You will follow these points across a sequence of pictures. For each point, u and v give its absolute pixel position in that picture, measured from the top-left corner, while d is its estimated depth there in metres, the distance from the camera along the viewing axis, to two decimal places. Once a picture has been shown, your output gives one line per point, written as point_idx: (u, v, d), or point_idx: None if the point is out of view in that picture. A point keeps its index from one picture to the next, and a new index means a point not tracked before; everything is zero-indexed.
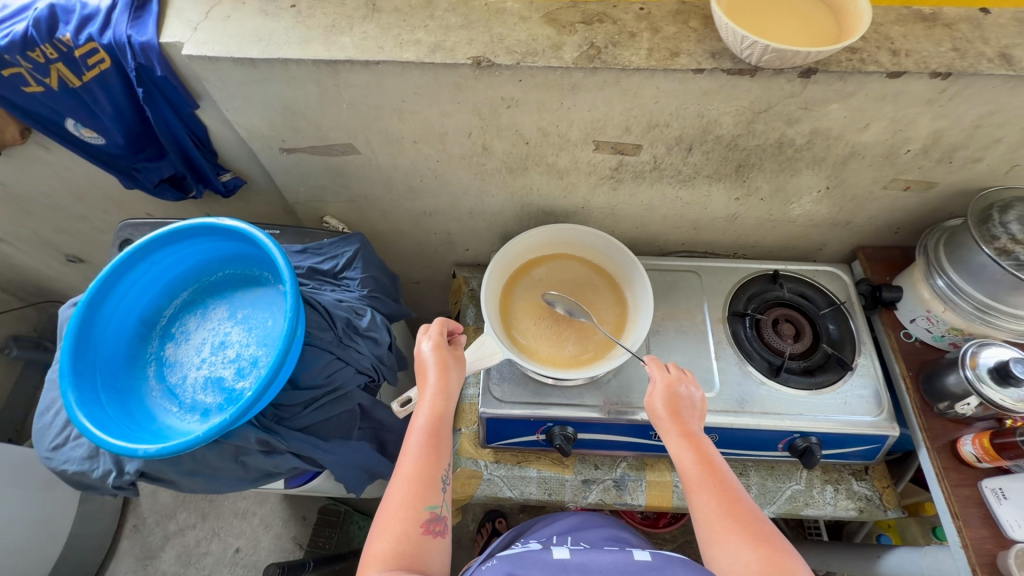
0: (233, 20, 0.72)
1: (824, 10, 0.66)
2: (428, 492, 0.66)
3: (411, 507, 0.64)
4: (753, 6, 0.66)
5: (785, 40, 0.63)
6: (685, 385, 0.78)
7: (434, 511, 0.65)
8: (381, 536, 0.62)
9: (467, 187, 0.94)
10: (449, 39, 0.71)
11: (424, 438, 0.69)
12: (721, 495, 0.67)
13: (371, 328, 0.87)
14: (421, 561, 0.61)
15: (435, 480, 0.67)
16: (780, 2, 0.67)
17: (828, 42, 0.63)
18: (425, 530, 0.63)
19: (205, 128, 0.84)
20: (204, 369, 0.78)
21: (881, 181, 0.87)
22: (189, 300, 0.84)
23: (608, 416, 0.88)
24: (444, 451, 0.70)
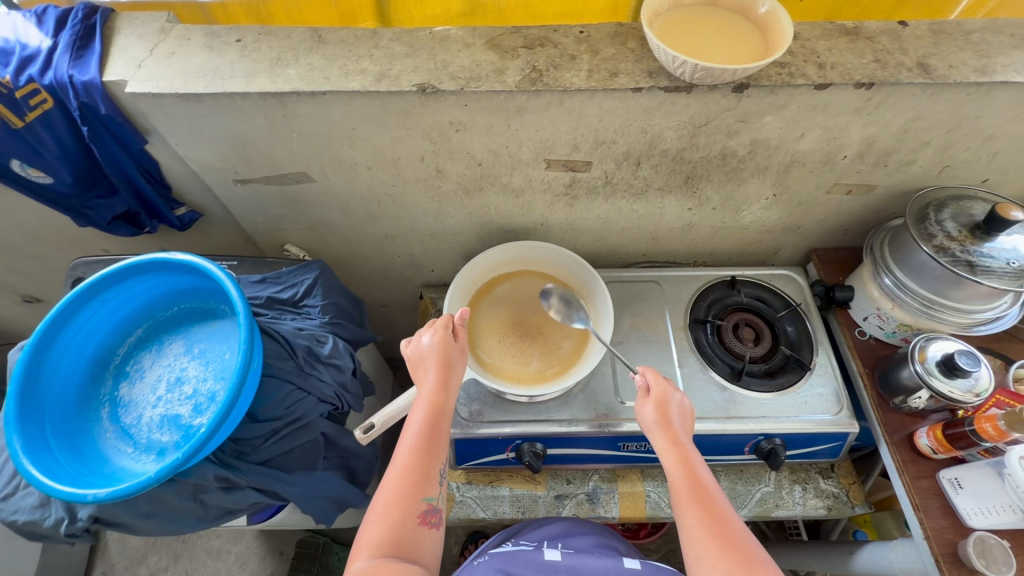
0: (178, 56, 0.72)
1: (750, 28, 0.69)
2: (424, 484, 0.67)
3: (407, 498, 0.65)
4: (684, 27, 0.69)
5: (715, 59, 0.66)
6: (674, 399, 0.78)
7: (430, 503, 0.66)
8: (377, 525, 0.63)
9: (425, 210, 0.95)
10: (393, 67, 0.72)
11: (423, 431, 0.69)
12: (708, 514, 0.66)
13: (334, 355, 0.86)
14: (413, 550, 0.63)
15: (432, 472, 0.68)
16: (709, 23, 0.70)
17: (755, 58, 0.66)
18: (420, 520, 0.65)
19: (156, 163, 0.83)
20: (160, 407, 0.77)
21: (824, 186, 0.91)
22: (144, 337, 0.82)
23: (596, 429, 0.89)
24: (442, 445, 0.70)
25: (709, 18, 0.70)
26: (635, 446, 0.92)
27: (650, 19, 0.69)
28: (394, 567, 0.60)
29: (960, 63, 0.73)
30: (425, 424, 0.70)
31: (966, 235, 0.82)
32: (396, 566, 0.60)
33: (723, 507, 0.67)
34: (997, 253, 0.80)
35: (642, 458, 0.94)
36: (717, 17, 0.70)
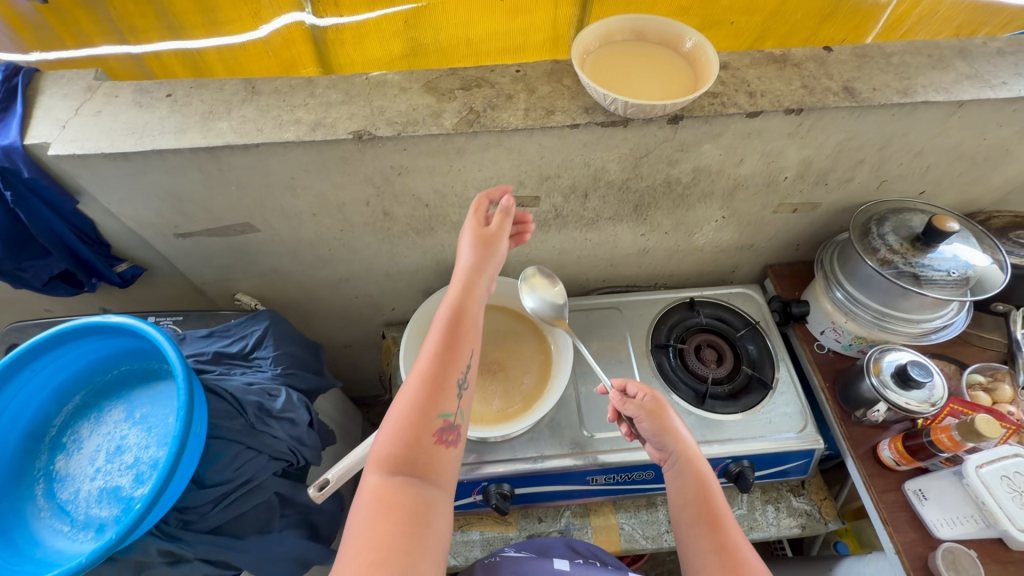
0: (105, 114, 0.71)
1: (679, 62, 0.71)
2: (440, 399, 0.62)
3: (421, 412, 0.61)
4: (616, 64, 0.70)
5: (649, 95, 0.67)
6: (676, 414, 0.77)
7: (447, 419, 0.62)
8: (388, 438, 0.60)
9: (377, 252, 0.93)
10: (329, 116, 0.71)
11: (442, 341, 0.65)
12: (725, 536, 0.66)
13: (287, 408, 0.83)
14: (428, 468, 0.59)
15: (449, 385, 0.63)
16: (640, 59, 0.71)
17: (685, 92, 0.68)
18: (436, 439, 0.61)
19: (91, 222, 0.80)
20: (99, 479, 0.72)
21: (770, 206, 0.92)
22: (82, 404, 0.78)
23: (576, 455, 0.88)
24: (463, 356, 0.66)
25: (640, 54, 0.71)
26: (604, 479, 0.90)
27: (581, 58, 0.70)
28: (406, 483, 0.56)
29: (883, 86, 0.75)
30: (444, 333, 0.66)
31: (908, 248, 0.83)
32: (409, 483, 0.57)
33: (739, 535, 0.67)
34: (938, 263, 0.81)
35: (612, 490, 0.93)
36: (646, 53, 0.72)
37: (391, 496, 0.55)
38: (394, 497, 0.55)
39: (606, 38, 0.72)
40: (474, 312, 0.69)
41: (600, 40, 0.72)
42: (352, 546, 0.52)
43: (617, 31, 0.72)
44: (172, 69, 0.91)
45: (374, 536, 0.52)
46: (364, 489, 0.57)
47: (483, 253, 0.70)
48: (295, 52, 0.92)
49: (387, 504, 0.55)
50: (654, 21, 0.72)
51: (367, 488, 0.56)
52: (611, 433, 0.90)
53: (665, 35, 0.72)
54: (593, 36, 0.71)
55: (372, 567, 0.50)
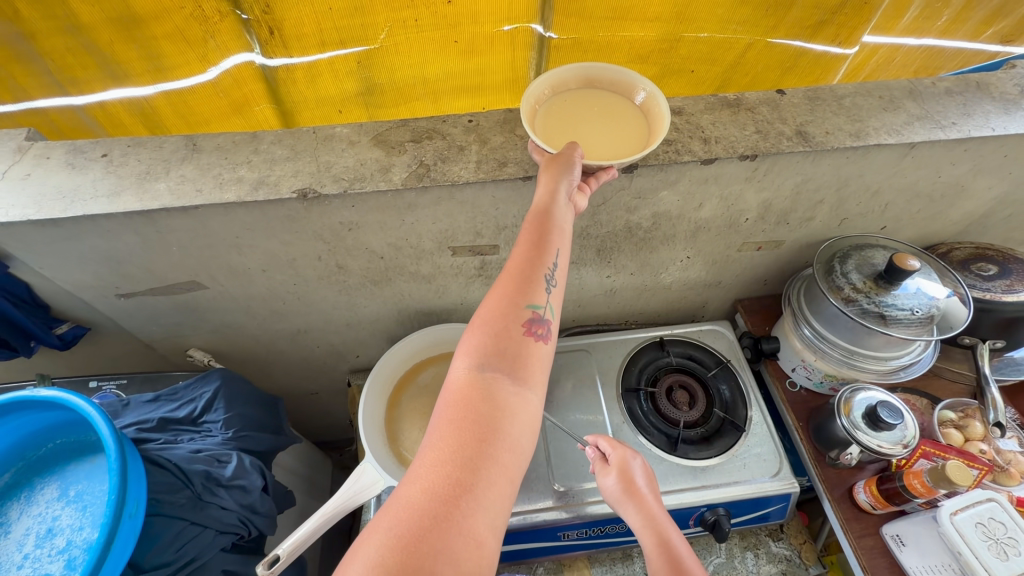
0: (33, 178, 0.67)
1: (632, 115, 0.70)
2: (528, 291, 0.53)
3: (509, 302, 0.51)
4: (567, 116, 0.69)
5: (596, 150, 0.65)
6: (644, 472, 0.74)
7: (536, 311, 0.52)
8: (474, 333, 0.50)
9: (335, 303, 0.90)
10: (273, 173, 0.69)
11: (530, 229, 0.55)
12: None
13: (237, 476, 0.78)
14: (521, 363, 0.49)
15: (539, 278, 0.53)
16: (593, 110, 0.69)
17: (638, 144, 0.66)
18: (526, 330, 0.50)
19: (24, 286, 0.76)
20: (25, 568, 0.66)
21: (734, 246, 0.91)
22: (12, 483, 0.73)
23: (561, 504, 0.85)
24: (553, 248, 0.55)
25: (592, 105, 0.70)
26: (576, 533, 0.86)
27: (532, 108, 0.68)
28: (495, 381, 0.46)
29: (836, 129, 0.75)
30: (533, 225, 0.56)
31: (871, 285, 0.82)
32: (498, 381, 0.47)
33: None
34: (902, 301, 0.80)
35: (586, 545, 0.89)
36: (600, 104, 0.71)
37: (478, 393, 0.45)
38: (486, 391, 0.46)
39: (559, 87, 0.71)
40: (565, 207, 0.58)
41: (553, 89, 0.71)
42: (430, 449, 0.43)
43: (568, 81, 0.71)
44: (121, 120, 0.88)
45: (455, 436, 0.43)
46: (446, 386, 0.47)
47: (555, 163, 0.60)
48: (246, 92, 0.90)
49: (472, 403, 0.45)
50: (610, 73, 0.71)
51: (450, 384, 0.47)
52: (590, 484, 0.87)
53: (620, 87, 0.72)
54: (545, 85, 0.70)
55: (450, 479, 0.41)
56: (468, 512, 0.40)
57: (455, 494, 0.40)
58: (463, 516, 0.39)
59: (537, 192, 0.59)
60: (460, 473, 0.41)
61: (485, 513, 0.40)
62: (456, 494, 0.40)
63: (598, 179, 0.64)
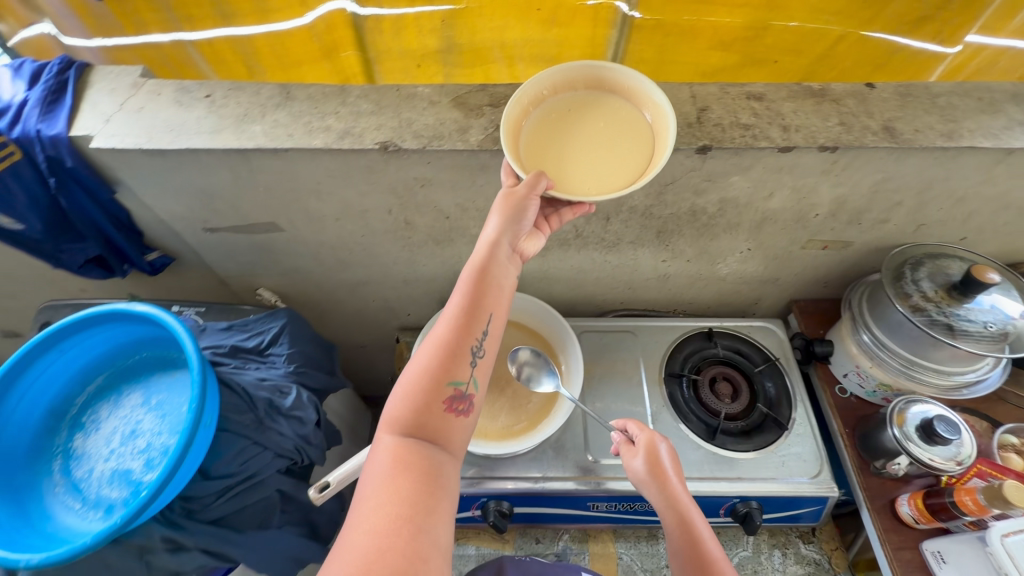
0: (146, 111, 0.73)
1: (639, 133, 0.64)
2: (454, 362, 0.58)
3: (434, 372, 0.57)
4: (563, 127, 0.65)
5: (579, 179, 0.62)
6: (670, 452, 0.75)
7: (459, 386, 0.58)
8: (398, 401, 0.56)
9: (396, 258, 0.94)
10: (358, 125, 0.73)
11: (460, 299, 0.60)
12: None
13: (296, 407, 0.84)
14: (441, 431, 0.56)
15: (464, 352, 0.59)
16: (595, 125, 0.65)
17: (622, 182, 0.61)
18: (448, 405, 0.57)
19: (126, 211, 0.83)
20: (112, 461, 0.75)
21: (798, 242, 0.90)
22: (104, 386, 0.82)
23: (584, 484, 0.86)
24: (482, 320, 0.60)
25: (597, 117, 0.65)
26: (605, 506, 0.88)
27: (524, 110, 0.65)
28: (418, 447, 0.54)
29: (926, 127, 0.72)
30: (465, 291, 0.61)
31: (943, 295, 0.79)
32: (419, 446, 0.54)
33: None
34: (975, 315, 0.77)
35: (614, 518, 0.91)
36: (606, 114, 0.66)
37: (403, 457, 0.53)
38: (408, 456, 0.53)
39: (566, 86, 0.67)
40: (501, 270, 0.63)
41: (555, 89, 0.66)
42: (367, 500, 0.50)
43: (580, 80, 0.67)
44: (223, 57, 0.89)
45: (388, 489, 0.50)
46: (374, 453, 0.54)
47: (508, 213, 0.63)
48: (337, 37, 0.88)
49: (399, 464, 0.52)
50: (625, 76, 0.65)
51: (378, 451, 0.54)
52: (613, 460, 0.88)
53: (635, 95, 0.65)
54: (547, 82, 0.66)
55: (390, 519, 0.48)
56: (409, 545, 0.47)
57: (396, 530, 0.47)
58: (405, 547, 0.47)
59: (476, 249, 0.63)
60: (399, 515, 0.48)
61: (428, 539, 0.48)
62: (397, 530, 0.47)
63: (560, 218, 0.71)
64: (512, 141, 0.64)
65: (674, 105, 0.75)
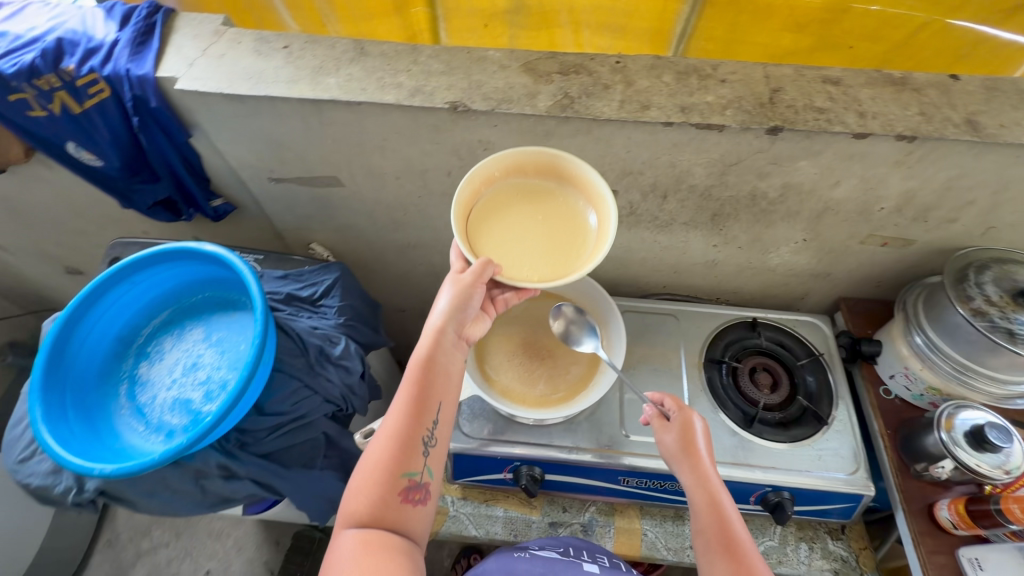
0: (227, 58, 0.76)
1: (581, 227, 0.67)
2: (407, 453, 0.66)
3: (389, 465, 0.65)
4: (510, 212, 0.68)
5: (522, 266, 0.64)
6: (703, 435, 0.75)
7: (413, 478, 0.65)
8: (358, 496, 0.64)
9: (449, 222, 0.96)
10: (429, 84, 0.74)
11: (408, 395, 0.67)
12: (739, 567, 0.65)
13: (344, 356, 0.87)
14: (399, 518, 0.64)
15: (417, 443, 0.66)
16: (536, 218, 0.67)
17: (562, 271, 0.63)
18: (402, 497, 0.65)
19: (198, 155, 0.87)
20: (174, 390, 0.79)
21: (857, 236, 0.88)
22: (168, 321, 0.86)
23: (599, 458, 0.87)
24: (431, 412, 0.68)
25: (542, 207, 0.68)
26: (636, 481, 0.89)
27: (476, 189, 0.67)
28: (377, 535, 0.62)
29: (1013, 123, 0.69)
30: (414, 386, 0.68)
31: (1008, 301, 0.77)
32: (379, 534, 0.62)
33: (758, 562, 0.65)
34: None
35: (642, 495, 0.92)
36: (555, 205, 0.68)
37: (363, 544, 0.61)
38: (369, 545, 0.60)
39: (518, 170, 0.69)
40: (446, 360, 0.70)
41: (506, 170, 0.68)
42: None
43: (530, 165, 0.69)
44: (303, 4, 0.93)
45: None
46: (338, 544, 0.62)
47: (454, 308, 0.69)
48: None
49: (361, 552, 0.60)
50: (577, 168, 0.67)
51: (341, 543, 0.62)
52: (643, 437, 0.89)
53: (585, 189, 0.67)
54: (499, 165, 0.68)
55: None
56: None
57: None
58: None
59: (422, 343, 0.70)
60: None
61: None
62: None
63: (505, 303, 0.79)
64: (461, 223, 0.66)
65: (747, 84, 0.73)
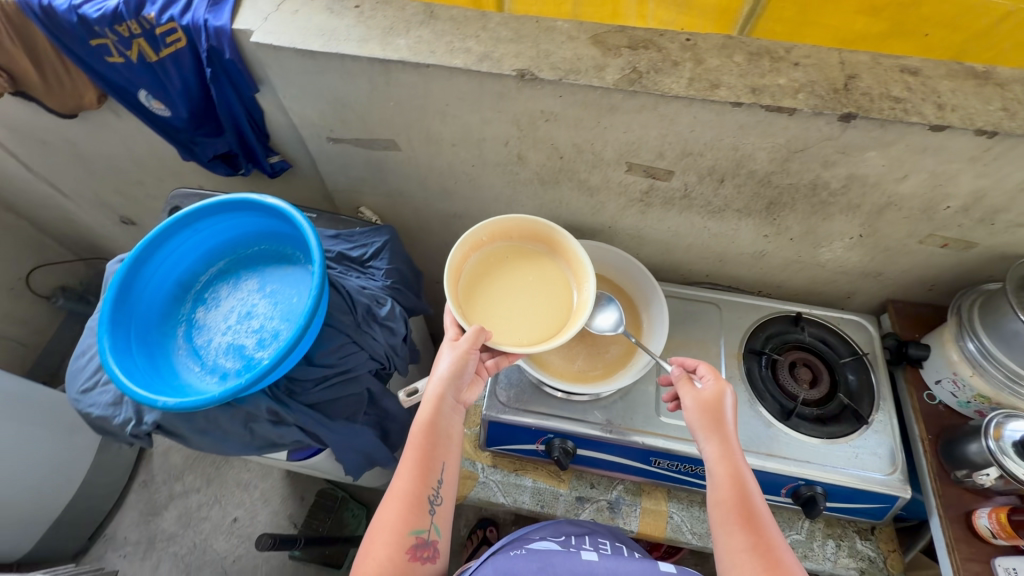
0: (300, 14, 0.77)
1: (558, 291, 0.82)
2: (414, 514, 0.66)
3: (397, 526, 0.64)
4: (495, 274, 0.83)
5: (506, 326, 0.78)
6: (732, 407, 0.73)
7: (421, 536, 0.65)
8: (367, 563, 0.62)
9: (498, 194, 0.97)
10: (497, 50, 0.74)
11: (414, 454, 0.69)
12: (758, 538, 0.63)
13: (390, 317, 0.89)
14: None
15: (423, 502, 0.67)
16: (526, 279, 0.83)
17: (547, 330, 0.78)
18: (411, 557, 0.63)
19: (262, 111, 0.89)
20: (228, 335, 0.82)
21: (916, 235, 0.86)
22: (224, 270, 0.89)
23: (607, 435, 0.88)
24: (435, 469, 0.69)
25: (525, 270, 0.84)
26: (667, 464, 0.89)
27: (467, 253, 0.82)
28: None
29: None
30: (418, 446, 0.70)
31: None
32: None
33: (778, 535, 0.64)
34: None
35: (672, 478, 0.92)
36: (536, 269, 0.84)
37: None
38: None
39: (504, 235, 0.85)
40: (447, 420, 0.72)
41: (493, 236, 0.84)
42: None
43: (515, 231, 0.85)
44: None
45: None
46: None
47: (454, 371, 0.73)
48: None
49: None
50: (559, 237, 0.83)
51: None
52: (672, 420, 0.90)
53: (567, 257, 0.83)
54: (487, 231, 0.84)
55: None
56: None
57: None
58: None
59: (423, 406, 0.72)
60: None
61: None
62: None
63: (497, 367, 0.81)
64: (456, 286, 0.79)
65: (821, 69, 0.72)
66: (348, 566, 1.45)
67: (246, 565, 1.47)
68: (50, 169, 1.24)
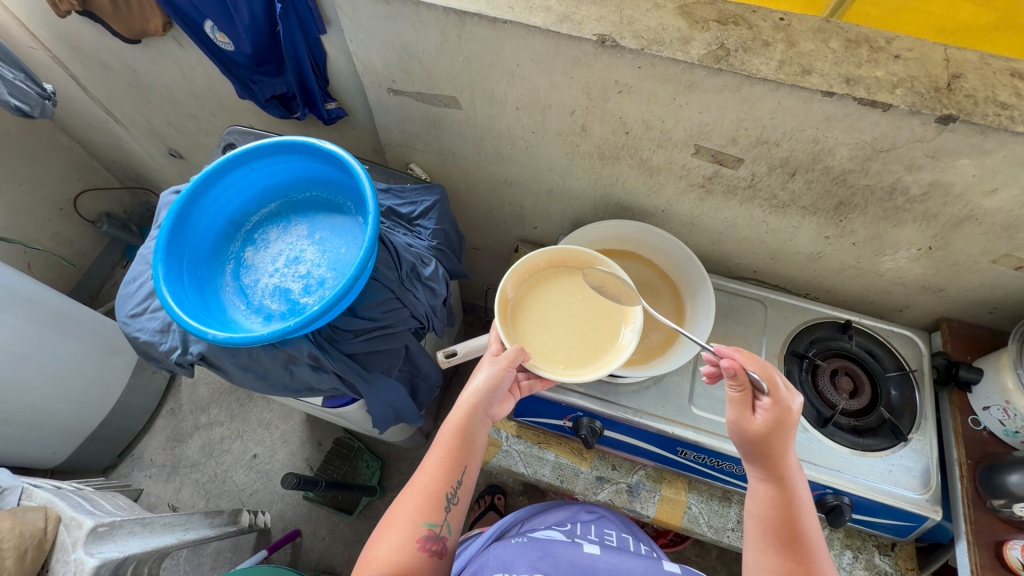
0: None
1: (608, 318, 0.78)
2: (430, 508, 0.67)
3: (411, 518, 0.66)
4: (545, 297, 0.79)
5: (547, 348, 0.75)
6: (792, 434, 0.67)
7: (433, 528, 0.66)
8: (378, 546, 0.65)
9: (554, 164, 0.94)
10: (579, 12, 0.70)
11: (439, 458, 0.70)
12: (794, 565, 0.63)
13: (433, 278, 0.89)
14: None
15: (441, 499, 0.68)
16: (575, 301, 0.79)
17: (588, 359, 0.75)
18: (418, 545, 0.65)
19: (325, 54, 0.87)
20: (276, 278, 0.83)
21: (991, 253, 0.81)
22: (275, 213, 0.89)
23: (633, 419, 0.86)
24: (456, 474, 0.70)
25: (579, 289, 0.79)
26: (693, 455, 0.88)
27: (520, 276, 0.80)
28: None
29: None
30: (444, 449, 0.70)
31: None
32: None
33: (818, 565, 0.63)
34: None
35: (697, 470, 0.92)
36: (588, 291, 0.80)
37: None
38: None
39: (561, 261, 0.82)
40: (476, 432, 0.72)
41: (550, 262, 0.81)
42: None
43: (571, 258, 0.81)
44: None
45: None
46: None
47: (489, 386, 0.71)
48: None
49: None
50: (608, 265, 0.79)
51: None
52: (701, 413, 0.87)
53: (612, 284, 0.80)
54: (544, 257, 0.81)
55: None
56: None
57: None
58: None
59: (453, 414, 0.71)
60: None
61: None
62: None
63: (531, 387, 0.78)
64: (503, 309, 0.77)
65: (923, 64, 0.67)
66: (359, 513, 1.49)
67: (262, 499, 1.53)
68: (107, 93, 1.25)
